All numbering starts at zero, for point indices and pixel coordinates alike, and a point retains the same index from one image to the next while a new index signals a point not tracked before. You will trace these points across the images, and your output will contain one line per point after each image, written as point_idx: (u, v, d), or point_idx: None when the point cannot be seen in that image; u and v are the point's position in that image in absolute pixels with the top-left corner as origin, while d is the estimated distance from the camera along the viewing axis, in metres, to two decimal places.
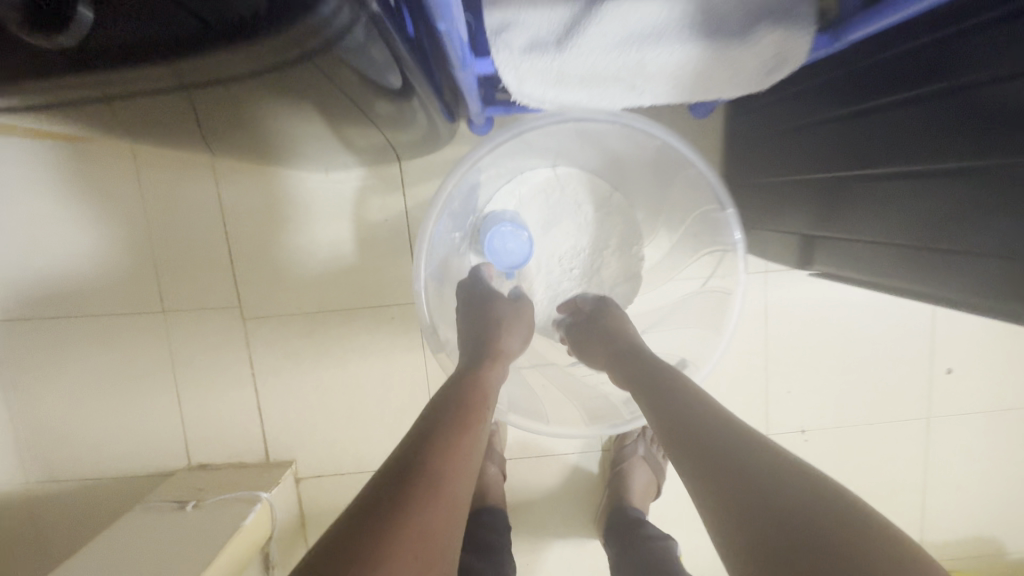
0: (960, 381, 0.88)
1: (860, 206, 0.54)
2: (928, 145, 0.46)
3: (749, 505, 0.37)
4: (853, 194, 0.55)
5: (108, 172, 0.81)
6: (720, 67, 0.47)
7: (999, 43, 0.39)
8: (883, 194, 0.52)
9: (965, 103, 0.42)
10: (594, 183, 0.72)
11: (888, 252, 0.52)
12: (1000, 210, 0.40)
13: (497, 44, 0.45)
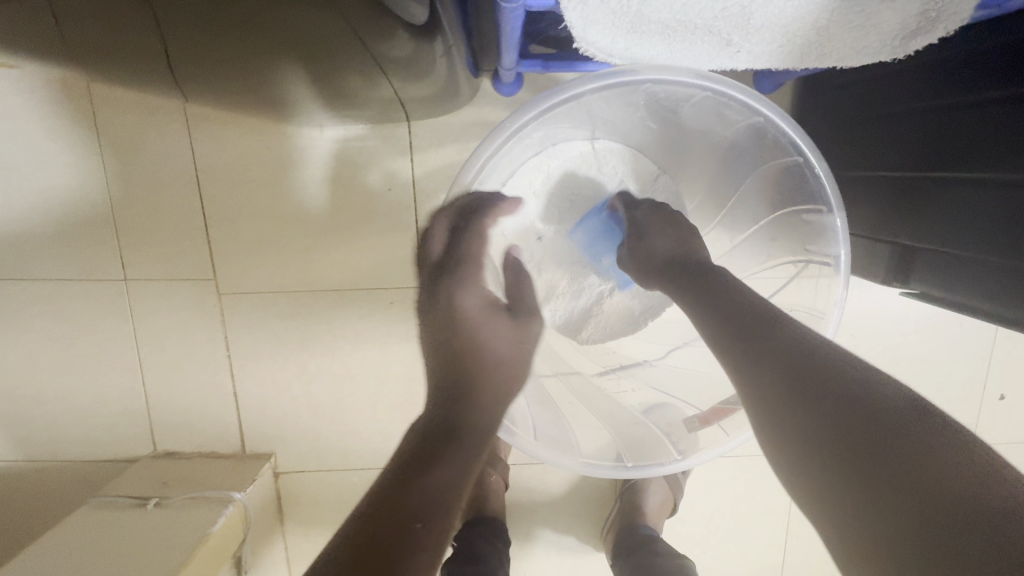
0: (1013, 408, 0.80)
1: (974, 216, 0.45)
2: None
3: (860, 469, 0.33)
4: (958, 194, 0.46)
5: (59, 111, 0.68)
6: (851, 19, 0.36)
7: None
8: (954, 204, 0.47)
9: None
10: (638, 160, 0.60)
11: (1002, 272, 0.44)
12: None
13: None
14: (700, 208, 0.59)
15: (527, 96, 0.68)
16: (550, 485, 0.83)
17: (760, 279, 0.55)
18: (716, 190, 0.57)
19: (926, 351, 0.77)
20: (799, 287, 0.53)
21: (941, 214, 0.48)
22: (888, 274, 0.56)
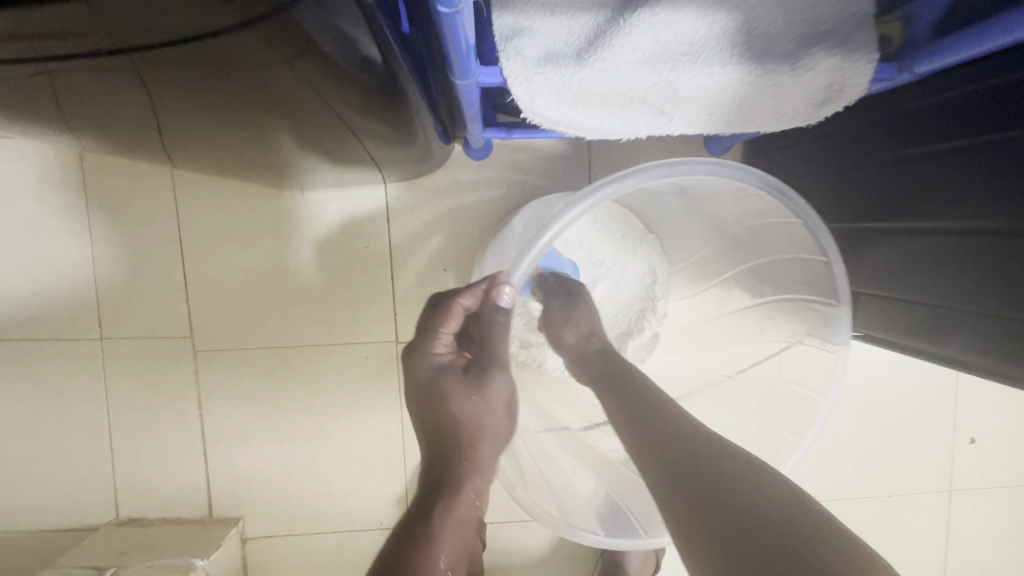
0: (981, 453, 0.81)
1: (900, 267, 0.53)
2: (965, 200, 0.45)
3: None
4: (887, 249, 0.54)
5: (50, 179, 0.71)
6: (768, 91, 0.41)
7: None
8: (903, 255, 0.52)
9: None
10: (627, 221, 0.64)
11: (932, 315, 0.51)
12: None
13: (507, 52, 0.38)
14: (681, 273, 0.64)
15: (498, 159, 0.73)
16: (530, 546, 0.80)
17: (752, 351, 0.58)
18: (712, 260, 0.61)
19: (894, 397, 0.79)
20: (797, 361, 0.56)
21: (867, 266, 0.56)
22: None
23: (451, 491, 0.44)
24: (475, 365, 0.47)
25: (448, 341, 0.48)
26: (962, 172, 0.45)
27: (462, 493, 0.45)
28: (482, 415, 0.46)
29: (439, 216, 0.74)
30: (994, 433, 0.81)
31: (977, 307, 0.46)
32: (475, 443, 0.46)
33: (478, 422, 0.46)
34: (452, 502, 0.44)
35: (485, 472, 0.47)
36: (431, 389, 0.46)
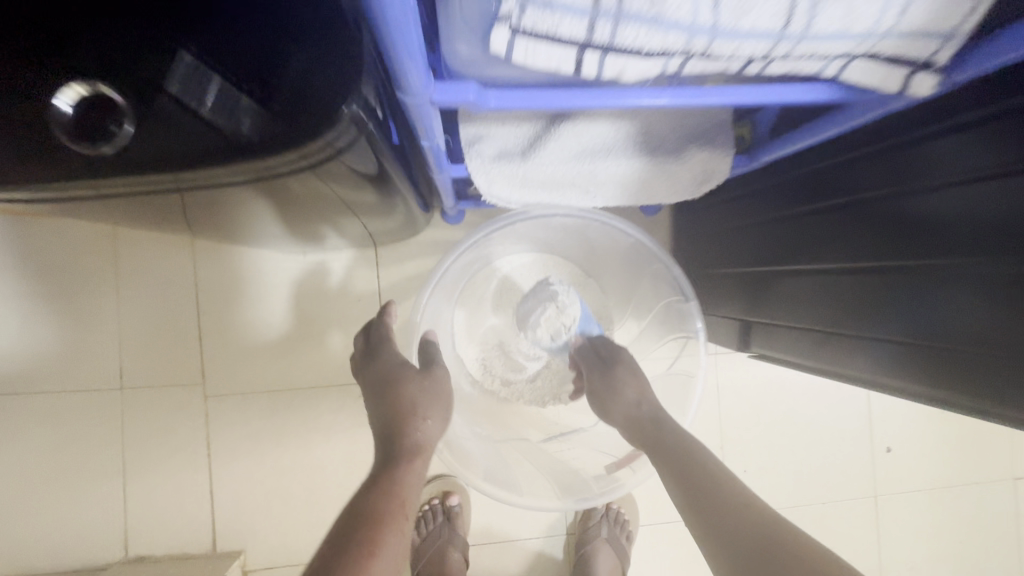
0: (898, 460, 0.94)
1: (787, 299, 0.64)
2: (835, 246, 0.56)
3: None
4: (775, 289, 0.66)
5: (82, 249, 0.82)
6: (659, 173, 0.56)
7: (891, 166, 0.50)
8: (796, 292, 0.63)
9: (876, 209, 0.51)
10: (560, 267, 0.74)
11: (828, 341, 0.59)
12: (943, 305, 0.46)
13: (471, 152, 0.52)
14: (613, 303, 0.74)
15: (470, 222, 0.87)
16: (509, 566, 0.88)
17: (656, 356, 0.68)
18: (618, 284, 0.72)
19: (818, 413, 0.91)
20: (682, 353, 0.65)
21: (757, 300, 0.70)
22: (742, 342, 0.76)
23: (408, 463, 0.47)
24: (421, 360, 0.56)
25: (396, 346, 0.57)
26: (841, 221, 0.55)
27: (413, 463, 0.48)
28: (434, 393, 0.52)
29: (422, 271, 0.86)
30: (906, 442, 0.94)
31: (880, 332, 0.52)
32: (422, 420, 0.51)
33: (426, 404, 0.51)
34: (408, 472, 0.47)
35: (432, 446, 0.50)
36: (383, 382, 0.52)
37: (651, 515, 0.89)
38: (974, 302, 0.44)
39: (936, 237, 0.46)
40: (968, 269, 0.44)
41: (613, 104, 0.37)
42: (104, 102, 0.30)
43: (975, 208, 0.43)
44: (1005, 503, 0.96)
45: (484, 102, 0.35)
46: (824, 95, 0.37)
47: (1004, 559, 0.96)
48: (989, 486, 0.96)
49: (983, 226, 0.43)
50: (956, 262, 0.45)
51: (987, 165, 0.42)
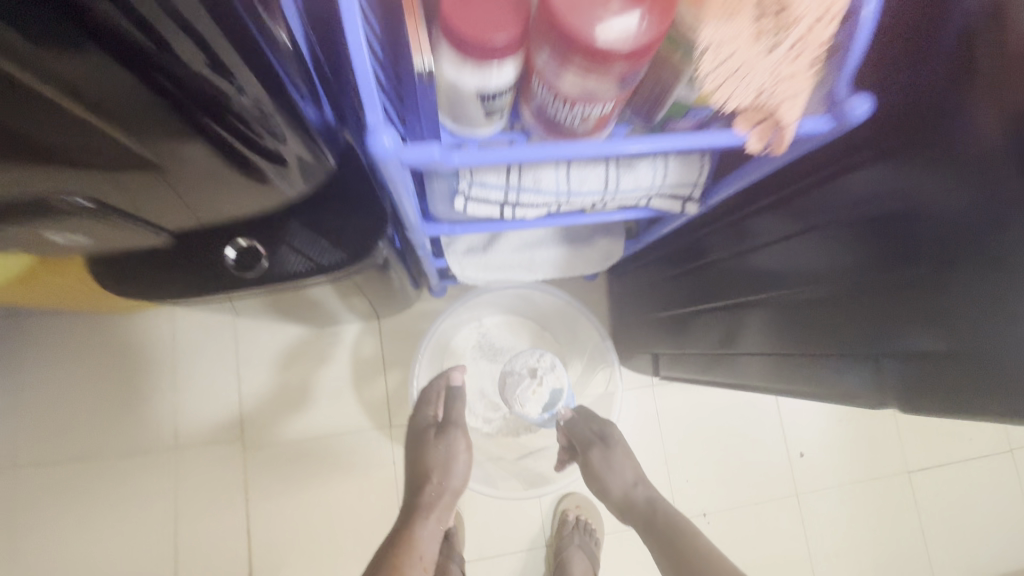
0: (811, 463, 1.15)
1: (695, 335, 0.79)
2: (723, 293, 0.69)
3: None
4: (689, 328, 0.80)
5: (147, 334, 1.03)
6: (578, 254, 0.82)
7: (731, 234, 0.66)
8: (707, 329, 0.75)
9: (735, 266, 0.66)
10: (521, 325, 0.98)
11: (743, 364, 0.70)
12: (853, 324, 0.49)
13: (449, 249, 0.78)
14: (564, 350, 0.98)
15: (453, 293, 1.11)
16: None
17: (595, 386, 0.92)
18: (564, 335, 0.97)
19: (740, 429, 1.14)
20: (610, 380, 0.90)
21: (672, 341, 0.87)
22: (656, 368, 1.00)
23: (424, 506, 0.69)
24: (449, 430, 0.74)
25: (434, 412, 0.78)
26: (737, 268, 0.65)
27: (427, 518, 0.67)
28: (449, 455, 0.72)
29: (415, 334, 1.09)
30: (815, 448, 1.15)
31: (801, 351, 0.57)
32: (439, 489, 0.70)
33: (446, 464, 0.71)
34: (421, 515, 0.68)
35: (446, 516, 0.70)
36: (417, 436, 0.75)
37: (614, 523, 1.08)
38: (866, 323, 0.48)
39: (784, 280, 0.57)
40: (824, 296, 0.52)
41: (527, 224, 0.63)
42: (251, 249, 0.55)
43: (806, 255, 0.54)
44: (904, 494, 1.17)
45: (454, 230, 0.62)
46: (643, 212, 0.65)
47: (909, 542, 1.16)
48: (889, 480, 1.17)
49: (818, 268, 0.52)
50: (816, 294, 0.53)
51: (796, 225, 0.55)
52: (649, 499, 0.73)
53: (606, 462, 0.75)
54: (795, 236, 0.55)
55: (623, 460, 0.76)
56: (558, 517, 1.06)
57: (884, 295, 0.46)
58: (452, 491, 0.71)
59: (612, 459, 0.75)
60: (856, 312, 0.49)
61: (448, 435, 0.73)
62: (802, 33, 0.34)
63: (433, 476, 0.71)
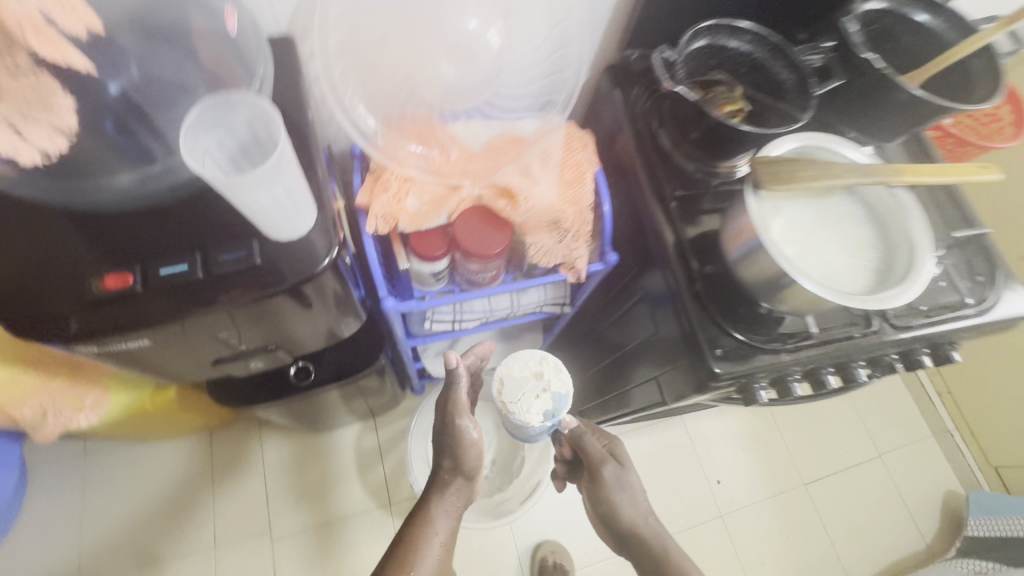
0: (727, 488, 1.46)
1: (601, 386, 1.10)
2: (603, 352, 1.03)
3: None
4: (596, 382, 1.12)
5: (190, 455, 1.30)
6: (517, 342, 1.19)
7: (599, 315, 1.02)
8: (603, 380, 1.08)
9: (605, 334, 1.01)
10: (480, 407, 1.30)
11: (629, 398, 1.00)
12: (651, 355, 0.81)
13: (423, 353, 1.14)
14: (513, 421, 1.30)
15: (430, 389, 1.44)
16: None
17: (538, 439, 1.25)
18: None
19: (666, 466, 1.46)
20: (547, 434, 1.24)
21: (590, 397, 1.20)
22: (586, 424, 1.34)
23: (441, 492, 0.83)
24: (460, 421, 0.82)
25: (444, 406, 0.84)
26: (608, 333, 0.99)
27: (444, 499, 0.82)
28: (466, 446, 0.81)
29: (404, 426, 1.40)
30: (728, 475, 1.47)
31: (643, 379, 0.88)
32: (452, 472, 0.84)
33: (461, 456, 0.81)
34: (439, 500, 0.82)
35: (459, 501, 0.83)
36: (443, 418, 0.83)
37: (580, 560, 1.33)
38: (654, 352, 0.80)
39: (624, 338, 0.92)
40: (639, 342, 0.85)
41: (471, 332, 1.00)
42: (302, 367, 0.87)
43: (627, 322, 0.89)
44: (806, 503, 1.47)
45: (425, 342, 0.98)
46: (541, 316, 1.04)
47: (819, 543, 1.44)
48: (792, 493, 1.48)
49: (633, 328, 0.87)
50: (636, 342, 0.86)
51: (621, 304, 0.91)
52: (650, 526, 0.78)
53: (616, 476, 0.80)
54: (622, 311, 0.91)
55: (629, 474, 0.81)
56: (534, 561, 1.30)
57: (658, 344, 0.78)
58: (464, 475, 0.84)
59: (623, 472, 0.81)
60: (650, 349, 0.81)
61: (458, 430, 0.81)
62: (571, 235, 0.75)
63: (446, 462, 0.84)
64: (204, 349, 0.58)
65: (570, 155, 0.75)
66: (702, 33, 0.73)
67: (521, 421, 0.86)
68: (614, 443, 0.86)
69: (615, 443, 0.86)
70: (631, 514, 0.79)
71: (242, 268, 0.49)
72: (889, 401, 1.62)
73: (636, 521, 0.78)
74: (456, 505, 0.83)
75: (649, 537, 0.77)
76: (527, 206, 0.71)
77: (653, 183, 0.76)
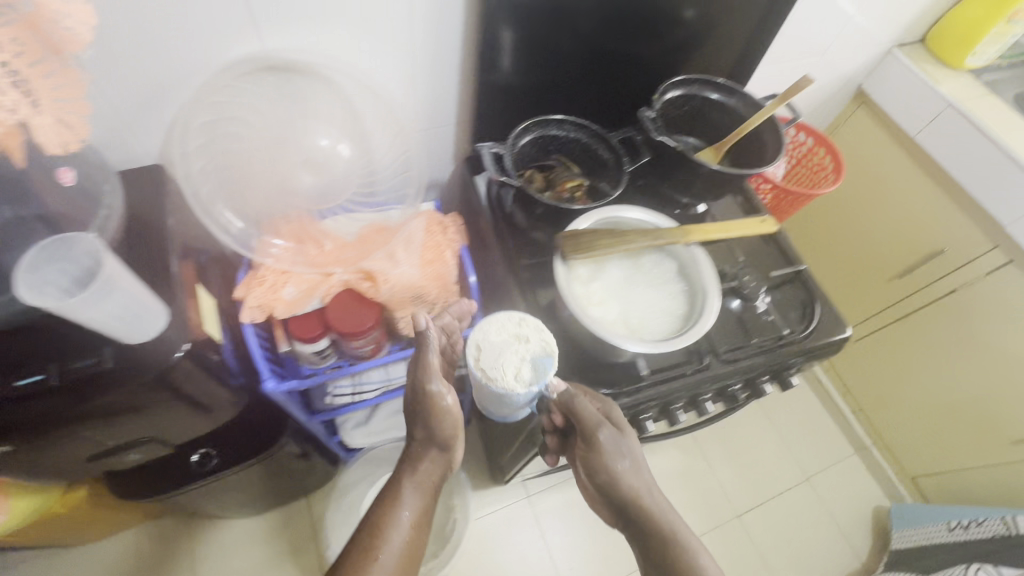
0: None
1: (502, 445, 1.17)
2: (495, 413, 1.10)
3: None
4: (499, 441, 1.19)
5: (115, 556, 1.28)
6: None
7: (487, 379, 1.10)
8: (502, 439, 1.15)
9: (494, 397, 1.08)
10: None
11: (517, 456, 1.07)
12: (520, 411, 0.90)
13: (342, 426, 1.19)
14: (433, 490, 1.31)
15: None
16: None
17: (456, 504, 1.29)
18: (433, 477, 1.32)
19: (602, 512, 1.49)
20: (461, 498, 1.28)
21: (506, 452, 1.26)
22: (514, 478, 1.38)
23: (414, 468, 0.76)
24: (430, 386, 0.72)
25: (414, 366, 0.74)
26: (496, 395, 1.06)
27: (416, 472, 0.76)
28: (442, 419, 0.73)
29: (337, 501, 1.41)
30: None
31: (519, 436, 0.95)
32: (424, 443, 0.76)
33: (437, 427, 0.74)
34: (411, 476, 0.76)
35: (431, 478, 0.77)
36: (415, 393, 0.74)
37: None
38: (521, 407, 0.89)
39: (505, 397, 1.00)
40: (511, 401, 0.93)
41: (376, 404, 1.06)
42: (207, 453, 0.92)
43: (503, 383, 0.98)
44: (741, 535, 1.51)
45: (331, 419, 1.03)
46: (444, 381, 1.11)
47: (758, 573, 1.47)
48: (727, 526, 1.52)
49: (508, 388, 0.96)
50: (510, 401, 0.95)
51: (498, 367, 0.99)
52: (648, 497, 0.68)
53: (612, 442, 0.68)
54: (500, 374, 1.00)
55: (625, 439, 0.69)
56: None
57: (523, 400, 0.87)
58: (439, 445, 0.77)
59: (618, 436, 0.69)
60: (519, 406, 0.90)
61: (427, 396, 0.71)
62: (437, 306, 0.85)
63: (418, 434, 0.76)
64: (74, 446, 0.64)
65: (430, 239, 0.88)
66: (532, 127, 0.87)
67: (502, 391, 0.68)
68: (613, 406, 0.74)
69: (615, 408, 0.74)
70: (627, 482, 0.68)
71: (94, 372, 0.57)
72: (810, 425, 1.70)
73: (633, 490, 0.68)
74: (431, 477, 0.77)
75: (647, 508, 0.67)
76: (388, 284, 0.81)
77: (502, 254, 0.87)
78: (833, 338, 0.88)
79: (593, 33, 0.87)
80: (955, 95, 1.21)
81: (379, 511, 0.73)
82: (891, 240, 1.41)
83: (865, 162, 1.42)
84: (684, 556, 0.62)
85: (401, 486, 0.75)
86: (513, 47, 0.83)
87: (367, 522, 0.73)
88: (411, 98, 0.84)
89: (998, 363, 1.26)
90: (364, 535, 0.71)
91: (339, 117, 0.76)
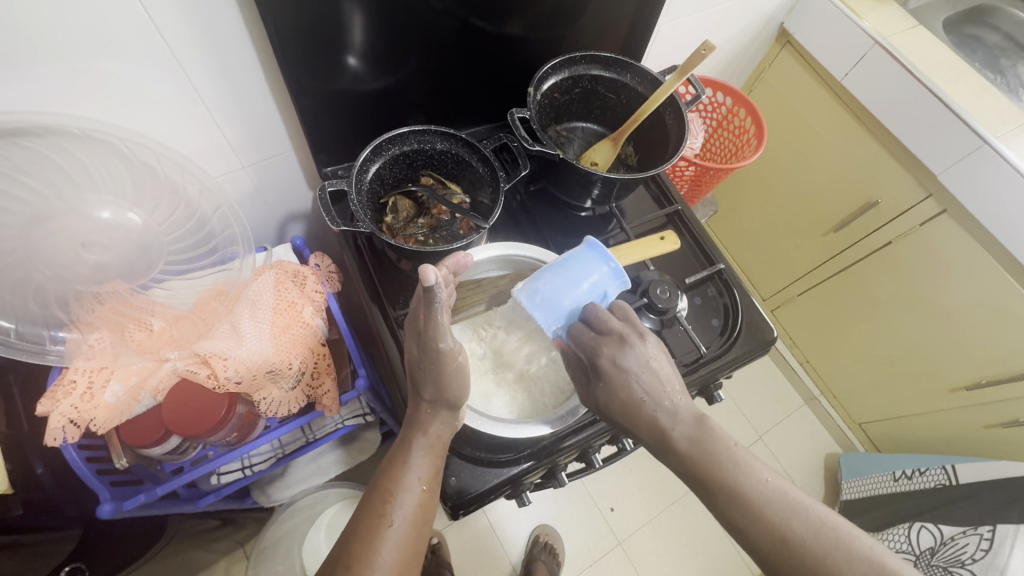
0: (621, 514, 1.47)
1: None
2: None
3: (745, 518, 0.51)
4: None
5: None
6: (354, 448, 1.12)
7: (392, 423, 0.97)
8: None
9: None
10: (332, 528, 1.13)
11: None
12: None
13: (254, 487, 1.07)
14: None
15: None
16: None
17: None
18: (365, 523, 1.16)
19: (560, 505, 1.45)
20: None
21: None
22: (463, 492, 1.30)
23: (410, 437, 0.60)
24: (440, 343, 0.57)
25: (419, 325, 0.59)
26: None
27: (419, 443, 0.59)
28: (447, 375, 0.59)
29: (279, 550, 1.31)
30: (619, 501, 1.48)
31: None
32: (433, 403, 0.60)
33: (451, 381, 0.59)
34: (411, 437, 0.60)
35: (448, 437, 0.61)
36: (424, 341, 0.58)
37: None
38: None
39: None
40: None
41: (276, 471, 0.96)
42: None
43: None
44: (698, 507, 1.51)
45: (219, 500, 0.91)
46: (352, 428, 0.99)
47: (722, 539, 1.48)
48: (684, 500, 1.51)
49: None
50: None
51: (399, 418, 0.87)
52: (692, 434, 0.55)
53: (592, 400, 0.61)
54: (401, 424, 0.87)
55: (605, 394, 0.59)
56: None
57: None
58: (450, 404, 0.61)
59: (594, 394, 0.60)
60: None
61: (442, 357, 0.57)
62: (305, 375, 0.76)
63: (427, 391, 0.61)
64: None
65: (283, 297, 0.76)
66: (385, 146, 0.71)
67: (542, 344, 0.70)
68: (595, 358, 0.59)
69: (601, 353, 0.59)
70: (648, 431, 0.57)
71: None
72: (761, 382, 1.68)
73: (661, 433, 0.56)
74: (439, 444, 0.61)
75: (688, 450, 0.54)
76: (230, 369, 0.69)
77: (374, 299, 0.76)
78: (760, 342, 0.79)
79: (442, 23, 0.70)
80: (880, 29, 1.08)
81: (381, 493, 0.57)
82: (823, 192, 1.33)
83: (794, 109, 1.31)
84: (751, 481, 0.52)
85: (404, 458, 0.59)
86: (339, 58, 0.67)
87: (368, 501, 0.57)
88: (217, 128, 0.67)
89: (934, 315, 1.22)
90: (355, 530, 0.55)
91: (118, 180, 0.59)
